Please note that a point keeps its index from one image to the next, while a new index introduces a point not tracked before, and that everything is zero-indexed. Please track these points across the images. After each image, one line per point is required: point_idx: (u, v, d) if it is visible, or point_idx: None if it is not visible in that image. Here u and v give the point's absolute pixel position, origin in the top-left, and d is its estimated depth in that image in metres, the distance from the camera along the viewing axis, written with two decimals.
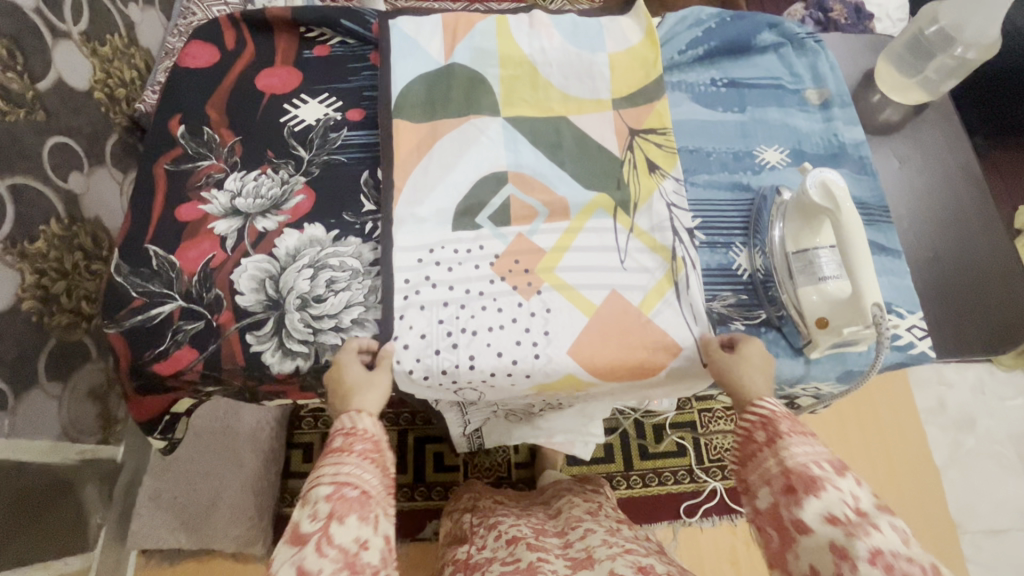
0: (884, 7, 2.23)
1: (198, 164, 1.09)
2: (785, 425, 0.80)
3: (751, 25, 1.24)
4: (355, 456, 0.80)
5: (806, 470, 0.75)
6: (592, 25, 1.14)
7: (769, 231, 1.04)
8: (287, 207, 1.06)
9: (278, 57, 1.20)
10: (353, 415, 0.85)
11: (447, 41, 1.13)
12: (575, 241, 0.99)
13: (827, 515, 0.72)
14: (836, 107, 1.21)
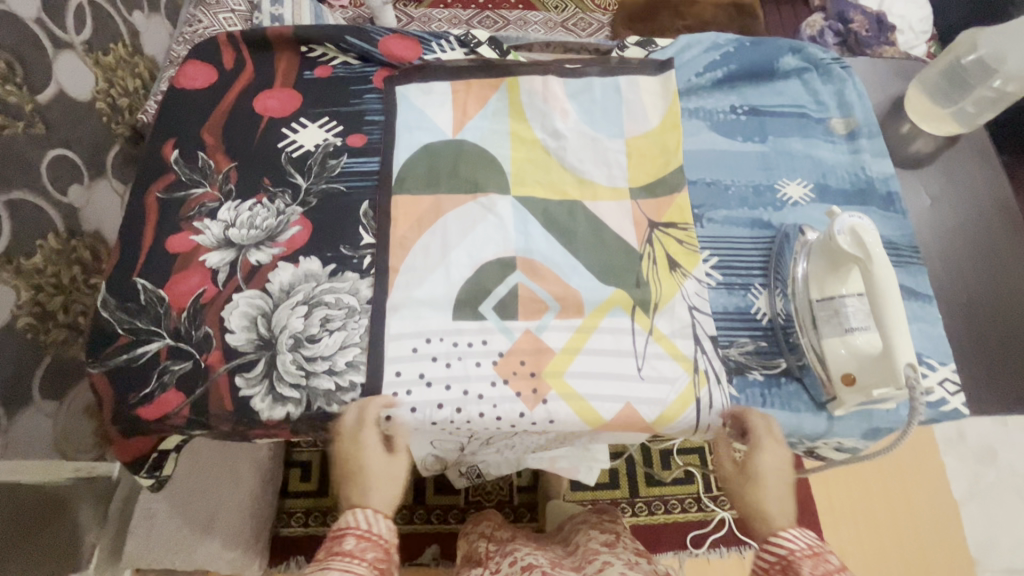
0: (907, 20, 2.16)
1: (191, 191, 1.04)
2: (806, 568, 0.72)
3: (773, 50, 1.18)
4: (359, 557, 0.72)
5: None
6: (613, 99, 1.11)
7: (791, 274, 0.98)
8: (282, 239, 1.01)
9: (277, 78, 1.15)
10: (358, 512, 0.77)
11: (460, 118, 1.13)
12: (587, 342, 0.96)
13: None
14: (863, 137, 1.15)
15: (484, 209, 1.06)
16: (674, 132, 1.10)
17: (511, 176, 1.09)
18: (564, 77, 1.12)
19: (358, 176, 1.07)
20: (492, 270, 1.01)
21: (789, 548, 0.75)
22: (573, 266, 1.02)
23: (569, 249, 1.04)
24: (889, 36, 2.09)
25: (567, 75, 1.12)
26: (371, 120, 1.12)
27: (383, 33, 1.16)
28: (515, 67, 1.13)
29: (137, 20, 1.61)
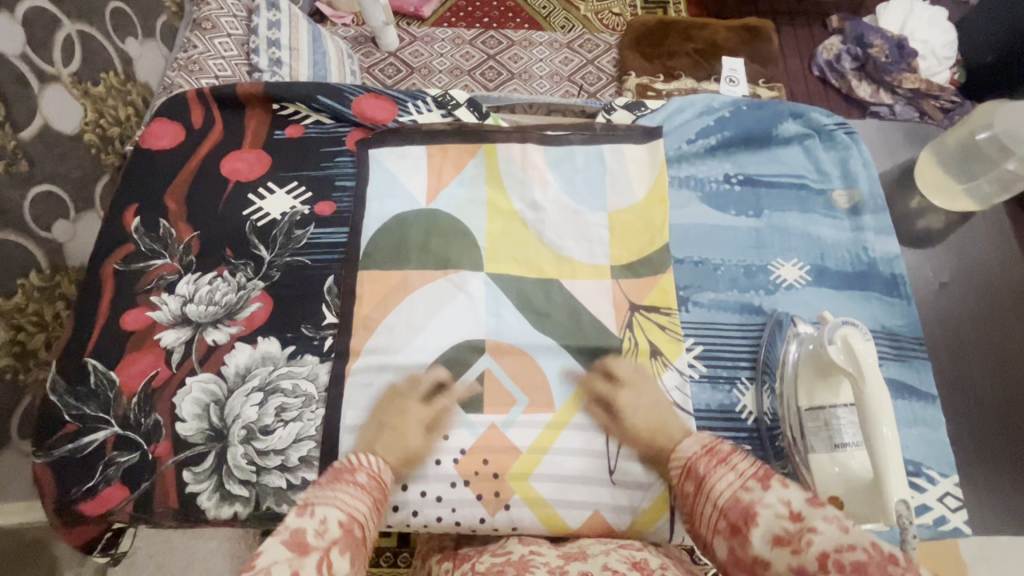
0: (929, 46, 2.06)
1: (150, 263, 1.00)
2: (704, 464, 0.73)
3: (772, 115, 1.11)
4: (364, 488, 0.72)
5: (738, 501, 0.65)
6: (596, 167, 1.05)
7: (781, 372, 0.91)
8: (240, 317, 0.97)
9: (247, 139, 1.11)
10: (366, 458, 0.78)
11: (434, 184, 1.07)
12: (556, 440, 0.90)
13: (772, 536, 0.60)
14: (867, 212, 1.06)
15: (456, 285, 1.00)
16: (660, 207, 1.03)
17: (485, 251, 1.03)
18: (545, 143, 1.06)
19: (326, 248, 1.03)
20: (460, 357, 0.95)
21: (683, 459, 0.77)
22: (547, 354, 0.96)
23: (544, 329, 0.98)
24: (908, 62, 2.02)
25: (548, 143, 1.07)
26: (343, 185, 1.08)
27: (359, 93, 1.12)
28: (494, 132, 1.08)
29: (130, 45, 1.38)
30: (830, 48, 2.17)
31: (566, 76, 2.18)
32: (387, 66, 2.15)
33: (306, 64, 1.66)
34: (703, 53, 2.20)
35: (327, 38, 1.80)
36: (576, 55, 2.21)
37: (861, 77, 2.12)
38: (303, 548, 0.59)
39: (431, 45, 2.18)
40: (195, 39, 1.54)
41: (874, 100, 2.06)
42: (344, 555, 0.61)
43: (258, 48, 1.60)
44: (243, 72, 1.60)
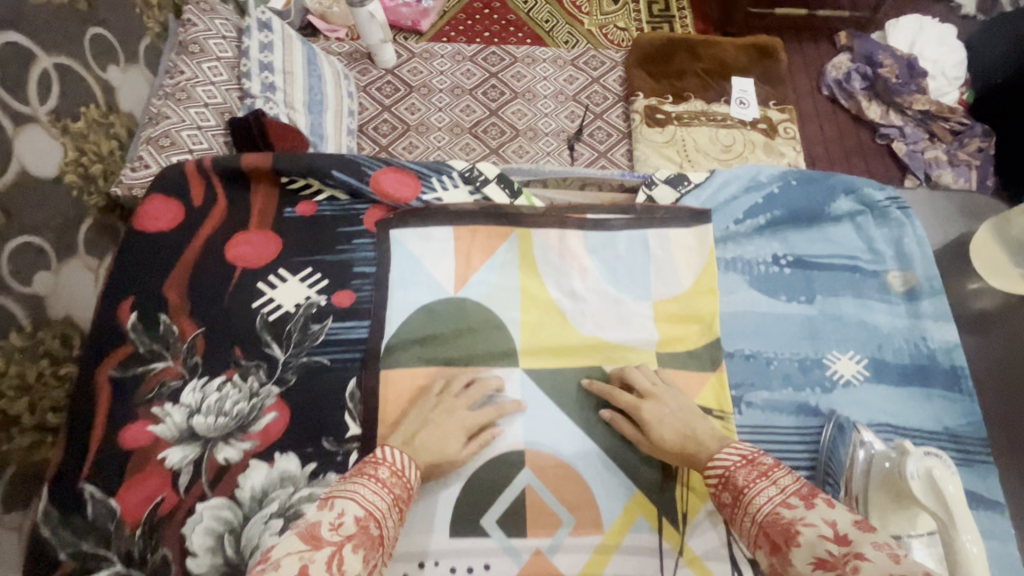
0: (939, 66, 1.98)
1: (150, 366, 0.90)
2: (742, 477, 0.71)
3: (823, 191, 1.05)
4: (385, 485, 0.72)
5: (778, 516, 0.66)
6: (639, 254, 0.98)
7: (848, 491, 0.83)
8: (254, 430, 0.87)
9: (253, 218, 1.00)
10: (395, 455, 0.77)
11: (461, 269, 0.98)
12: (607, 567, 0.82)
13: (815, 559, 0.59)
14: (924, 297, 1.00)
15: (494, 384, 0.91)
16: (710, 297, 0.96)
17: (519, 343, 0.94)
18: (585, 229, 0.99)
19: (346, 344, 0.93)
20: (498, 471, 0.87)
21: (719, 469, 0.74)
22: (593, 465, 0.88)
23: (588, 434, 0.89)
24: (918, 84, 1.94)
25: (588, 228, 1.00)
26: (365, 271, 0.98)
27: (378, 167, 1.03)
28: (528, 215, 1.00)
29: (112, 73, 1.31)
30: (838, 66, 2.03)
31: (571, 96, 1.89)
32: (383, 84, 1.85)
33: (302, 89, 1.57)
34: (714, 75, 1.93)
35: (323, 58, 1.68)
36: (581, 74, 1.94)
37: (870, 98, 1.97)
38: (315, 540, 0.63)
39: (429, 61, 1.90)
40: (183, 64, 1.43)
41: (883, 121, 1.92)
42: (356, 553, 0.63)
43: (249, 72, 1.50)
44: (235, 98, 1.49)
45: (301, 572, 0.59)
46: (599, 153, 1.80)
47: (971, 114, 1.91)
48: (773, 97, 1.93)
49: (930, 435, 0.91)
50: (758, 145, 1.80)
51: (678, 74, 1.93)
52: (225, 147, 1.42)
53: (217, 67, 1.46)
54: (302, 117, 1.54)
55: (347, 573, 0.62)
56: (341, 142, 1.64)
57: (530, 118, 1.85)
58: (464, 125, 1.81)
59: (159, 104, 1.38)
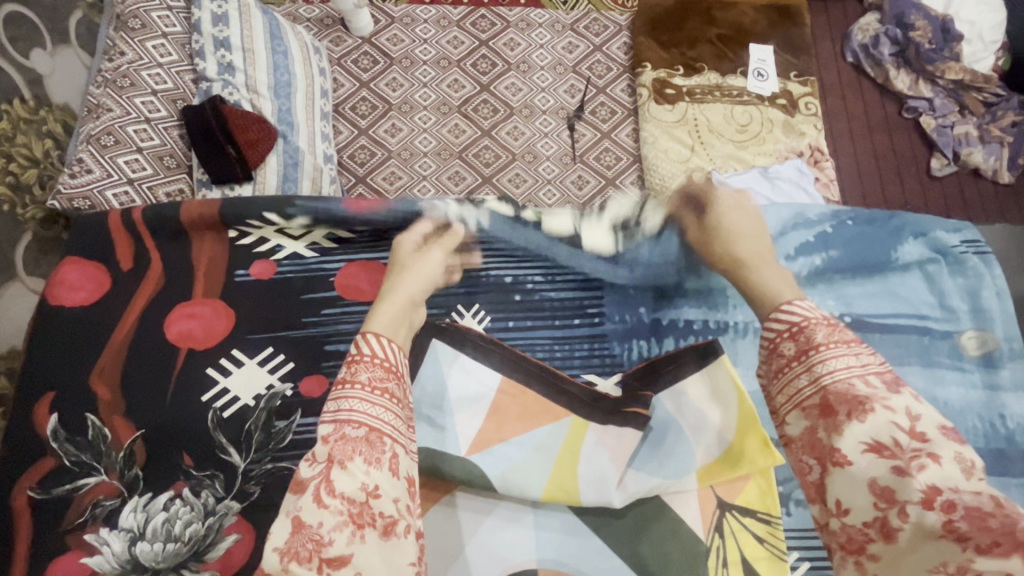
0: (977, 27, 1.54)
1: (81, 482, 0.74)
2: (822, 333, 0.66)
3: (885, 237, 0.92)
4: (374, 388, 0.63)
5: (850, 389, 0.61)
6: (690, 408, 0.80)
7: None
8: (212, 558, 0.71)
9: (198, 285, 0.83)
10: (374, 340, 0.69)
11: (478, 375, 0.81)
12: None
13: (874, 440, 0.57)
14: (1002, 364, 0.86)
15: (513, 467, 0.75)
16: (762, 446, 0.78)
17: (534, 443, 0.77)
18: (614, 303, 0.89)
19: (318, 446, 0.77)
20: None
21: (788, 321, 0.69)
22: None
23: (612, 546, 0.75)
24: (953, 49, 1.52)
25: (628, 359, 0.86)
26: None
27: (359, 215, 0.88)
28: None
29: (38, 59, 1.06)
30: (864, 28, 1.61)
31: (571, 66, 1.55)
32: (359, 55, 1.52)
33: (266, 68, 1.24)
34: (729, 41, 1.56)
35: (287, 28, 1.33)
36: (582, 40, 1.58)
37: (898, 66, 1.57)
38: (302, 486, 0.57)
39: (411, 27, 1.55)
40: (122, 43, 1.15)
41: (911, 92, 1.55)
42: (344, 471, 0.57)
43: (203, 50, 1.19)
44: (189, 81, 1.19)
45: (297, 523, 0.55)
46: (602, 133, 1.48)
47: (1007, 84, 1.55)
48: (796, 68, 1.55)
49: None
50: (778, 124, 1.47)
51: (689, 41, 1.55)
52: (182, 142, 1.14)
53: (165, 46, 1.18)
54: (269, 103, 1.22)
55: (344, 496, 0.56)
56: (315, 129, 1.29)
57: (525, 93, 1.51)
58: (451, 104, 1.49)
59: (97, 93, 1.12)
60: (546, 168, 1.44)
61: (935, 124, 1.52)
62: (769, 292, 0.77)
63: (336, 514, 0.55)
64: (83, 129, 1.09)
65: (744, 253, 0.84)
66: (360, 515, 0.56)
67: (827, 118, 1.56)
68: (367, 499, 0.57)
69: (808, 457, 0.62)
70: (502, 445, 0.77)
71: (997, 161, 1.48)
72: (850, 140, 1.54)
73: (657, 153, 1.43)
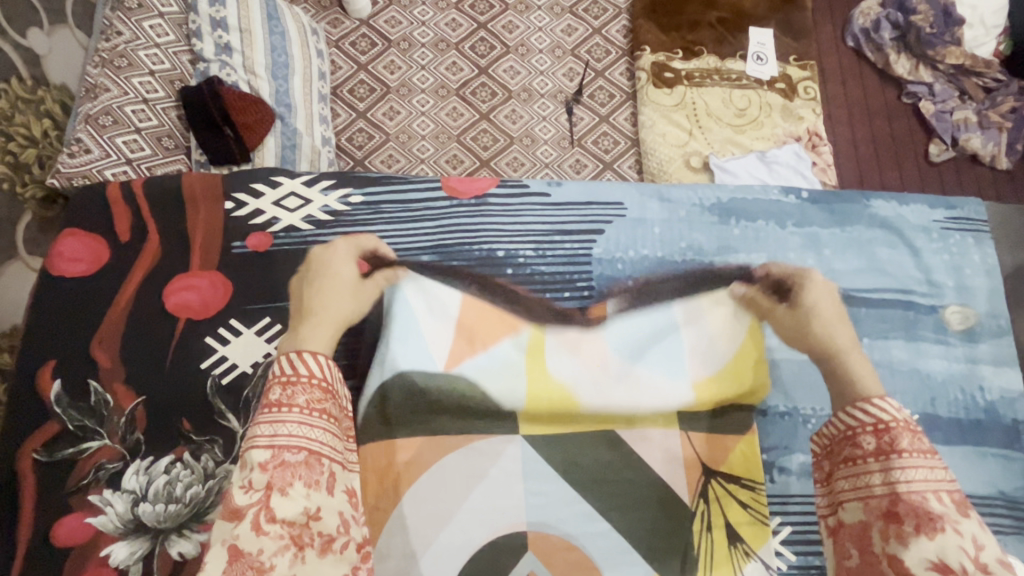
0: (979, 11, 1.53)
1: (84, 446, 0.76)
2: (907, 440, 0.73)
3: (873, 211, 0.93)
4: (311, 410, 0.70)
5: (923, 504, 0.67)
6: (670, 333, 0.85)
7: None
8: (212, 518, 0.74)
9: (196, 257, 0.85)
10: (310, 359, 0.78)
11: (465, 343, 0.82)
12: None
13: (936, 557, 0.62)
14: (984, 339, 0.88)
15: (498, 386, 0.80)
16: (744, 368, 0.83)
17: (513, 359, 0.82)
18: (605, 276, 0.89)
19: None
20: (497, 558, 0.74)
21: (866, 420, 0.78)
22: (606, 547, 0.75)
23: (600, 509, 0.77)
24: (954, 32, 1.51)
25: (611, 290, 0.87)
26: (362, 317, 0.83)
27: (356, 190, 0.90)
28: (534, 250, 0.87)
29: (35, 38, 1.06)
30: (866, 12, 1.60)
31: (570, 50, 1.55)
32: (358, 37, 1.51)
33: (262, 49, 1.24)
34: (729, 25, 1.55)
35: (284, 10, 1.33)
36: (581, 23, 1.57)
37: (898, 51, 1.57)
38: (237, 513, 0.61)
39: (409, 9, 1.54)
40: (118, 23, 1.14)
41: (911, 77, 1.55)
42: (286, 495, 0.63)
43: (200, 30, 1.19)
44: (186, 63, 1.19)
45: (234, 550, 0.59)
46: (600, 116, 1.49)
47: (1008, 68, 1.54)
48: (795, 52, 1.55)
49: (984, 501, 0.81)
50: (776, 109, 1.47)
51: (690, 25, 1.55)
52: (180, 123, 1.15)
53: (162, 26, 1.18)
54: (267, 84, 1.23)
55: (285, 520, 0.62)
56: (312, 112, 1.30)
57: (524, 76, 1.51)
58: (450, 87, 1.49)
59: (95, 73, 1.11)
60: (543, 152, 1.45)
61: (934, 109, 1.52)
62: (862, 388, 0.82)
63: (277, 540, 0.60)
64: (80, 109, 1.09)
65: (841, 339, 0.86)
66: (300, 535, 0.62)
67: (826, 104, 1.56)
68: (308, 521, 0.63)
69: (857, 543, 0.71)
70: (484, 370, 0.81)
71: (995, 146, 1.48)
72: (849, 126, 1.54)
73: (654, 137, 1.44)
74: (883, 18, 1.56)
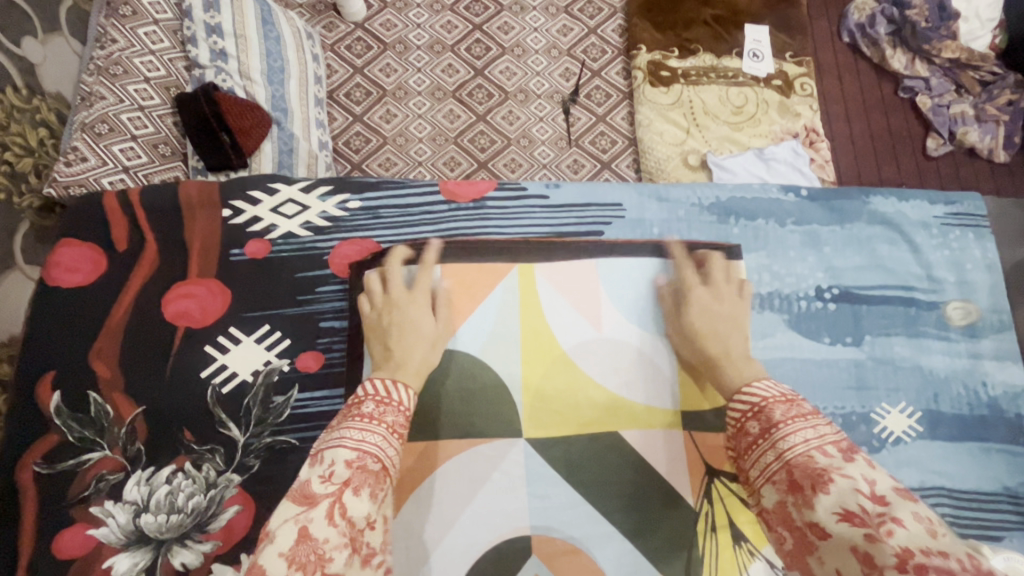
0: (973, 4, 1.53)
1: (84, 457, 0.76)
2: (779, 412, 0.69)
3: (871, 210, 0.93)
4: (378, 420, 0.70)
5: (810, 462, 0.61)
6: (660, 303, 0.85)
7: None
8: (214, 528, 0.73)
9: (194, 265, 0.84)
10: (401, 389, 0.76)
11: (467, 351, 0.81)
12: None
13: (842, 509, 0.56)
14: (985, 334, 0.88)
15: (489, 340, 0.82)
16: (736, 345, 0.83)
17: (497, 310, 0.83)
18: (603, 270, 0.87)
19: (324, 393, 0.80)
20: (502, 562, 0.74)
21: (743, 406, 0.73)
22: (612, 550, 0.75)
23: (602, 512, 0.77)
24: (951, 26, 1.50)
25: (609, 271, 0.86)
26: (361, 323, 0.82)
27: (354, 195, 0.90)
28: (534, 251, 0.87)
29: (29, 47, 1.05)
30: (861, 7, 1.60)
31: (566, 50, 1.54)
32: (353, 41, 1.51)
33: (258, 55, 1.23)
34: (725, 22, 1.55)
35: (278, 14, 1.32)
36: (577, 23, 1.57)
37: (894, 45, 1.56)
38: (309, 500, 0.61)
39: (404, 12, 1.54)
40: (112, 30, 1.13)
41: (907, 72, 1.55)
42: (358, 495, 0.63)
43: (195, 36, 1.18)
44: (181, 69, 1.18)
45: (302, 533, 0.58)
46: (597, 116, 1.48)
47: (1004, 61, 1.54)
48: (791, 48, 1.55)
49: (989, 498, 0.81)
50: (773, 105, 1.47)
51: (685, 23, 1.54)
52: (176, 129, 1.15)
53: (157, 32, 1.17)
54: (263, 90, 1.22)
55: (350, 520, 0.61)
56: (309, 116, 1.31)
57: (520, 78, 1.51)
58: (446, 89, 1.48)
59: (89, 81, 1.10)
60: (540, 152, 1.45)
61: (930, 103, 1.52)
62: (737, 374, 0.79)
63: (340, 534, 0.59)
64: (77, 118, 1.08)
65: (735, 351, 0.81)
66: (354, 540, 0.61)
67: (822, 100, 1.55)
68: (364, 528, 0.62)
69: (785, 531, 0.61)
70: (467, 324, 0.83)
71: (993, 139, 1.47)
72: (846, 122, 1.54)
73: (652, 135, 1.43)
74: (878, 13, 1.56)
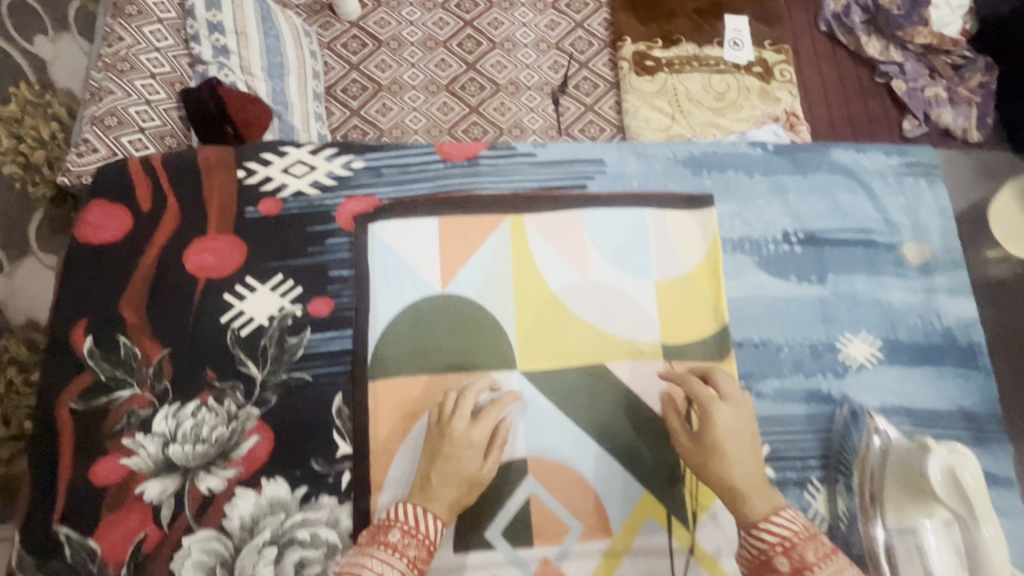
0: None
1: (115, 395, 0.83)
2: (813, 555, 0.67)
3: (831, 161, 1.01)
4: (397, 551, 0.70)
5: None
6: (640, 246, 0.93)
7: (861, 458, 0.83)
8: (236, 456, 0.81)
9: (212, 223, 0.92)
10: (427, 516, 0.73)
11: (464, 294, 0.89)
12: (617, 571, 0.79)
13: None
14: (938, 271, 0.96)
15: (483, 283, 0.90)
16: (710, 283, 0.91)
17: (491, 254, 0.91)
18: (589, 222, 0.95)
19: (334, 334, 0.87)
20: (500, 480, 0.81)
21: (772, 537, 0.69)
22: (600, 468, 0.83)
23: (590, 435, 0.84)
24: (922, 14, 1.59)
25: (593, 219, 0.94)
26: (367, 269, 0.90)
27: (357, 156, 0.97)
28: (523, 203, 0.95)
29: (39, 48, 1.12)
30: None
31: (554, 43, 1.63)
32: (349, 38, 1.59)
33: (258, 50, 1.31)
34: (706, 14, 1.64)
35: (277, 12, 1.41)
36: (563, 17, 1.66)
37: (869, 33, 1.65)
38: None
39: (398, 10, 1.63)
40: (120, 27, 1.21)
41: (882, 57, 1.63)
42: None
43: (198, 35, 1.26)
44: (185, 66, 1.25)
45: None
46: (586, 106, 1.57)
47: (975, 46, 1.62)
48: (770, 38, 1.64)
49: (943, 416, 0.89)
50: (753, 91, 1.56)
51: (667, 16, 1.63)
52: (181, 122, 1.18)
53: (162, 29, 1.24)
54: (263, 84, 1.29)
55: None
56: (308, 110, 1.39)
57: (511, 70, 1.60)
58: (439, 83, 1.57)
59: (99, 78, 1.17)
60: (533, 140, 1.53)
61: (905, 86, 1.61)
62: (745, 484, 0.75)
63: None
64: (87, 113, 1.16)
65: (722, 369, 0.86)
66: None
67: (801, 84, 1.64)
68: None
69: None
70: (463, 270, 0.90)
71: (966, 121, 1.54)
72: (826, 106, 1.61)
73: (638, 122, 1.51)
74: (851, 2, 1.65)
